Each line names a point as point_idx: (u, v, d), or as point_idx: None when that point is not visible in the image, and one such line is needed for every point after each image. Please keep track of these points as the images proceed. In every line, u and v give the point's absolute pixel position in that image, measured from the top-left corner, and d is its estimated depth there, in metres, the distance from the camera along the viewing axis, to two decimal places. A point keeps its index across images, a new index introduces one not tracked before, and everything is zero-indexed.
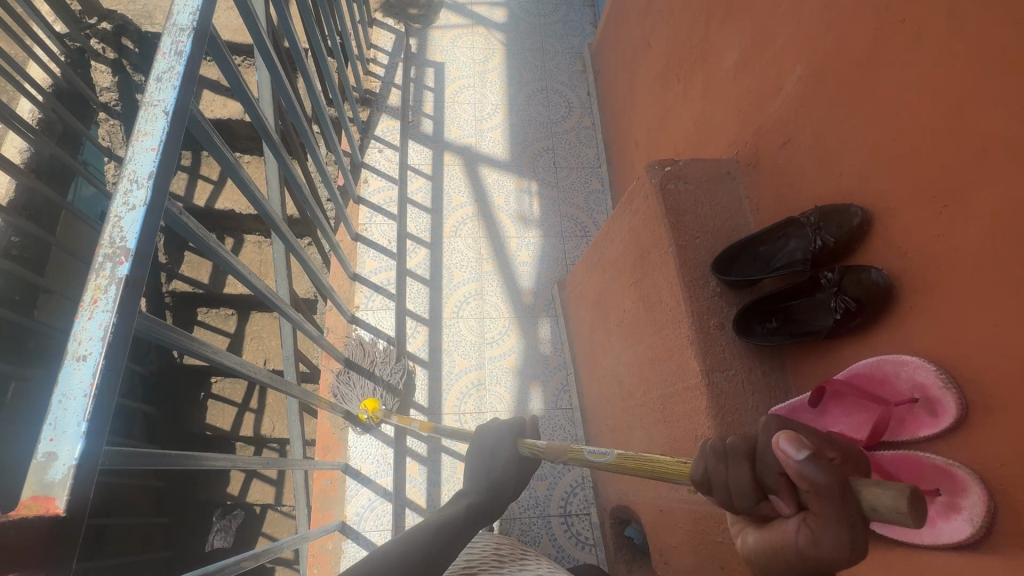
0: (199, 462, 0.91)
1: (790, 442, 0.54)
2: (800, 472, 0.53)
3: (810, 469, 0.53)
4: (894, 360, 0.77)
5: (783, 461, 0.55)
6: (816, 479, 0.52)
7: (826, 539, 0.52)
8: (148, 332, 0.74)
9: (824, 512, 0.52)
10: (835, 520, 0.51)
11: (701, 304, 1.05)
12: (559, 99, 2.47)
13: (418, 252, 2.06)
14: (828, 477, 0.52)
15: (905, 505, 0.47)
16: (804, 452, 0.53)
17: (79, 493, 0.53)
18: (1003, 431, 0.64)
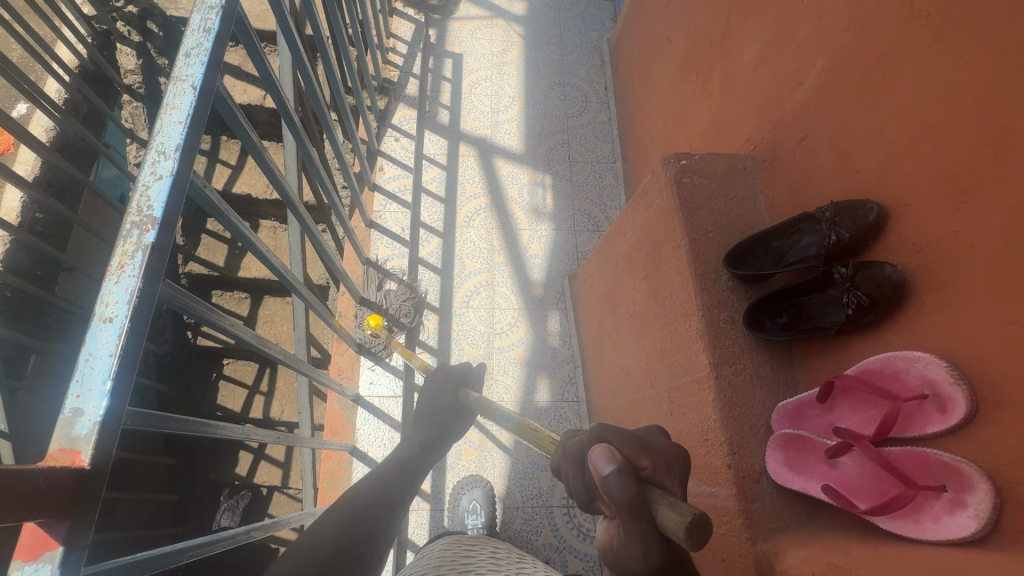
0: (214, 431, 0.94)
1: (604, 456, 0.67)
2: (604, 481, 0.67)
3: (615, 480, 0.66)
4: (904, 357, 0.76)
5: (596, 473, 0.68)
6: (617, 488, 0.66)
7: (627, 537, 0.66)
8: (171, 300, 0.76)
9: (624, 517, 0.66)
10: (632, 525, 0.66)
11: (712, 298, 1.05)
12: (576, 93, 2.47)
13: (430, 241, 2.08)
14: (626, 487, 0.65)
15: (682, 523, 0.58)
16: (612, 464, 0.66)
17: (103, 448, 0.55)
18: (1013, 429, 0.63)
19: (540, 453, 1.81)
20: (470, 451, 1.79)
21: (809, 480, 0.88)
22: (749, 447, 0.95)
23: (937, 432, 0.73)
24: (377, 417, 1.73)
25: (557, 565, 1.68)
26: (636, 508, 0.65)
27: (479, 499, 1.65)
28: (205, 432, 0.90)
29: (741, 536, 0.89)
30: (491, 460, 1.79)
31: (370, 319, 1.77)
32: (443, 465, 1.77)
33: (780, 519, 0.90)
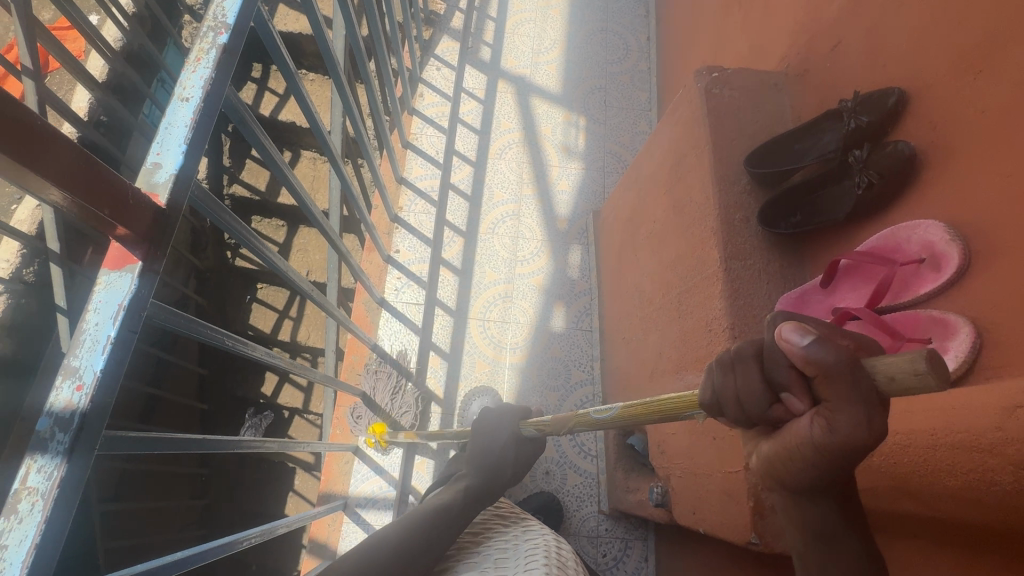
0: (264, 256, 1.05)
1: (791, 327, 0.48)
2: (807, 357, 0.47)
3: (819, 353, 0.47)
4: (906, 226, 0.80)
5: (789, 350, 0.48)
6: (824, 362, 0.46)
7: (839, 420, 0.47)
8: (234, 113, 0.87)
9: (832, 395, 0.47)
10: (850, 405, 0.46)
11: (729, 197, 1.09)
12: (618, 41, 2.48)
13: (463, 169, 2.15)
14: (834, 354, 0.46)
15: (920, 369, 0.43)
16: (809, 335, 0.47)
17: (176, 199, 0.64)
18: (998, 274, 0.67)
19: (550, 374, 1.88)
20: (484, 365, 1.87)
21: None
22: (751, 332, 0.99)
23: (930, 293, 0.76)
24: (400, 319, 1.86)
25: (556, 480, 1.76)
26: (856, 376, 0.45)
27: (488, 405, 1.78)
28: (263, 252, 1.03)
29: None
30: (502, 374, 1.87)
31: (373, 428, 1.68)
32: (456, 375, 1.85)
33: None
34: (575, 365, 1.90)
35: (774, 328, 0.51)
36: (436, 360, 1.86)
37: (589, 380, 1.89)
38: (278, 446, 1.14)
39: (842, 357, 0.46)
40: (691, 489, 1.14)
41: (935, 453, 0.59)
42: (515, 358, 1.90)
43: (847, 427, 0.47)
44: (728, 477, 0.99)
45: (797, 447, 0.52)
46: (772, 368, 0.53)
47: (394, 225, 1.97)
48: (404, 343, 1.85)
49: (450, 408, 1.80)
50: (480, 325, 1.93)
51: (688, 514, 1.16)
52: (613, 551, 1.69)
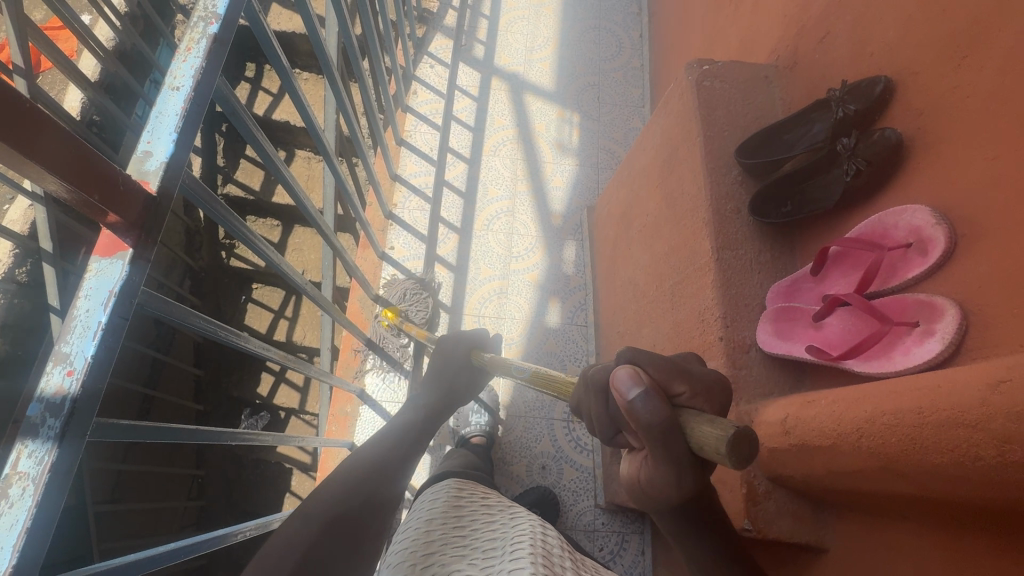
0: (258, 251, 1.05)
1: (626, 375, 0.57)
2: (632, 407, 0.56)
3: (644, 406, 0.55)
4: (893, 212, 0.81)
5: (619, 399, 0.57)
6: (646, 418, 0.55)
7: (656, 470, 0.58)
8: (226, 104, 0.87)
9: (654, 447, 0.56)
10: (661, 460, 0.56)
11: (721, 187, 1.10)
12: (611, 38, 2.49)
13: (457, 166, 2.15)
14: (655, 413, 0.55)
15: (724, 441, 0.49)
16: (638, 386, 0.56)
17: (167, 186, 0.65)
18: (984, 257, 0.68)
19: (545, 370, 1.88)
20: None
21: (794, 344, 0.94)
22: (743, 321, 1.01)
23: (917, 277, 0.77)
24: (394, 315, 1.86)
25: (553, 474, 1.76)
26: (669, 438, 0.54)
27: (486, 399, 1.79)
28: (257, 247, 1.03)
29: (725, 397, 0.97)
30: None
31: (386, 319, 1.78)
32: None
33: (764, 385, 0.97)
34: (570, 361, 1.91)
35: (615, 372, 0.59)
36: None
37: None
38: (274, 440, 1.13)
39: (658, 417, 0.55)
40: None
41: (921, 433, 0.60)
42: (511, 354, 1.90)
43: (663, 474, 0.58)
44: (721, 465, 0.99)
45: (632, 480, 0.64)
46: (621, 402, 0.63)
47: (388, 222, 1.97)
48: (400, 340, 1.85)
49: None
50: (475, 321, 1.94)
51: None
52: (611, 544, 1.69)
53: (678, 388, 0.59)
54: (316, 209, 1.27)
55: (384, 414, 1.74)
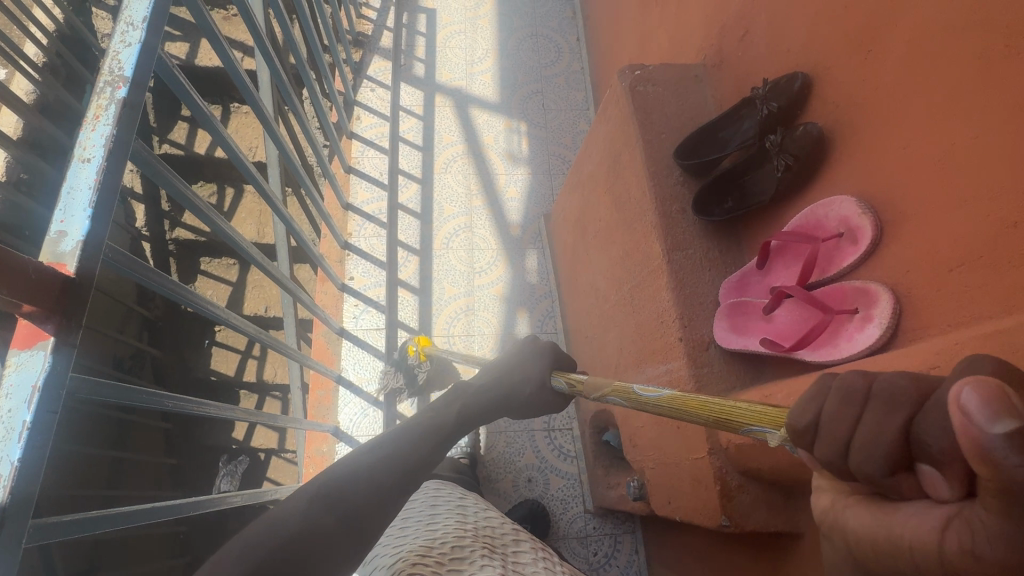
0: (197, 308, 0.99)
1: (982, 396, 0.36)
2: (981, 442, 0.36)
3: (1002, 449, 0.35)
4: (823, 204, 0.84)
5: (955, 424, 0.37)
6: (1005, 465, 0.35)
7: (978, 537, 0.38)
8: (149, 167, 0.83)
9: (997, 506, 0.36)
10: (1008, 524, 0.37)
11: (664, 190, 1.12)
12: (549, 45, 2.52)
13: (409, 188, 2.14)
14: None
15: None
16: (1005, 417, 0.35)
17: (86, 266, 0.62)
18: (908, 241, 0.71)
19: None
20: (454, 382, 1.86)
21: (749, 338, 0.96)
22: (699, 320, 1.03)
23: (852, 265, 0.80)
24: (361, 347, 1.82)
25: (539, 485, 1.76)
26: None
27: None
28: (200, 306, 0.98)
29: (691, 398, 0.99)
30: None
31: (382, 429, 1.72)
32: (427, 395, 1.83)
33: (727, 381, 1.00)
34: None
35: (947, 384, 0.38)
36: None
37: None
38: (246, 500, 1.09)
39: None
40: (663, 478, 1.16)
41: None
42: None
43: (994, 550, 0.37)
44: (695, 463, 1.01)
45: (905, 541, 0.44)
46: (917, 426, 0.43)
47: (346, 252, 1.94)
48: (370, 371, 1.81)
49: None
50: (445, 341, 1.92)
51: (664, 504, 1.18)
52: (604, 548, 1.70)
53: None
54: (260, 255, 1.21)
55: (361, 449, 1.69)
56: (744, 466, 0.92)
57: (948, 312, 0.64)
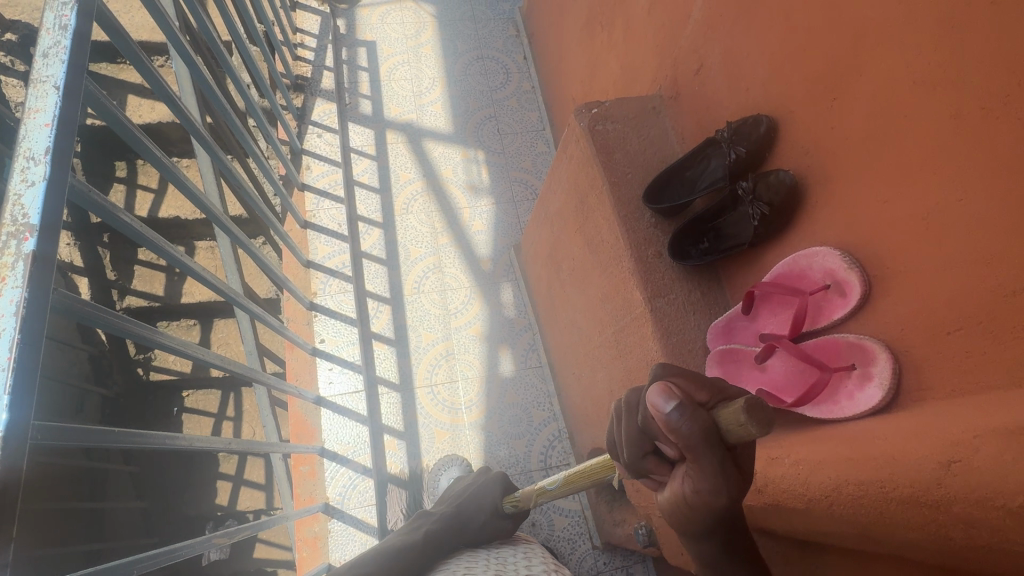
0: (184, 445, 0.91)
1: (658, 393, 0.53)
2: (669, 423, 0.52)
3: (680, 420, 0.52)
4: (806, 254, 0.81)
5: (656, 417, 0.53)
6: (683, 430, 0.52)
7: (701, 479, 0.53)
8: (91, 319, 0.75)
9: (697, 455, 0.52)
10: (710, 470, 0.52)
11: (637, 235, 1.09)
12: (496, 67, 2.46)
13: (371, 233, 2.06)
14: (692, 424, 0.51)
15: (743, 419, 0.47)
16: (672, 401, 0.52)
17: (10, 463, 0.53)
18: (900, 297, 0.69)
19: (512, 423, 1.83)
20: (443, 433, 1.79)
21: None
22: (691, 369, 1.00)
23: (843, 317, 0.78)
24: (342, 414, 1.73)
25: (544, 527, 1.72)
26: (706, 440, 0.51)
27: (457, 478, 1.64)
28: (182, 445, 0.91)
29: None
30: (464, 437, 1.79)
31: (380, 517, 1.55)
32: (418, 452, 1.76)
33: None
34: (535, 407, 1.86)
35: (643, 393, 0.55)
36: (392, 442, 1.75)
37: (552, 417, 1.85)
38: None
39: (696, 426, 0.51)
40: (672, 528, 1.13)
41: (888, 506, 0.59)
42: (472, 417, 1.83)
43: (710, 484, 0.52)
44: None
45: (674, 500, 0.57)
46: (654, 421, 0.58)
47: (313, 313, 1.85)
48: (354, 439, 1.71)
49: None
50: (428, 390, 1.85)
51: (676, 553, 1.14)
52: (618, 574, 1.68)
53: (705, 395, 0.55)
54: (216, 356, 1.12)
55: (354, 520, 1.62)
56: (756, 524, 0.89)
57: (951, 376, 0.62)
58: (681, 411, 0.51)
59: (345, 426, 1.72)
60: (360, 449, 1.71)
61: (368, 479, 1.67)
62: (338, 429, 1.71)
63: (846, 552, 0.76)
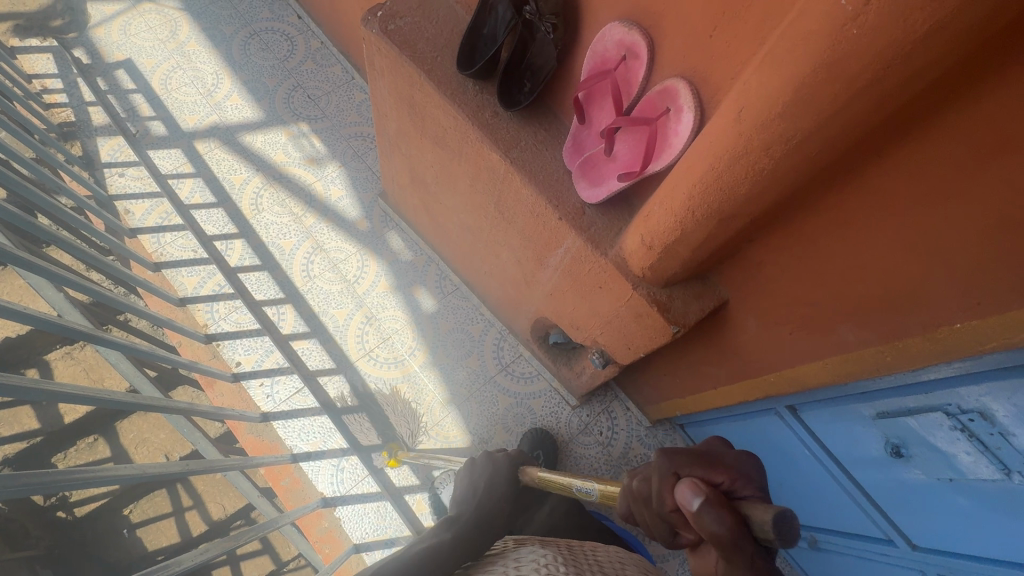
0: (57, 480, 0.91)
1: (687, 492, 0.56)
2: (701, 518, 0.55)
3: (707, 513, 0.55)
4: (598, 39, 0.93)
5: (685, 510, 0.57)
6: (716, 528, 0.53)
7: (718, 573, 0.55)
8: None
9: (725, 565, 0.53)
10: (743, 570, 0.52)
11: (470, 106, 1.17)
12: (275, 37, 2.30)
13: (234, 246, 1.95)
14: (720, 523, 0.53)
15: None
16: (697, 496, 0.56)
17: None
18: (672, 33, 0.84)
19: (456, 346, 1.89)
20: (401, 387, 1.82)
21: (609, 183, 1.04)
22: (566, 193, 1.13)
23: (645, 75, 0.90)
24: (294, 418, 1.74)
25: (527, 416, 1.83)
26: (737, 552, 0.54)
27: (457, 492, 1.63)
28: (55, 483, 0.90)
29: (597, 257, 1.09)
30: (422, 380, 1.84)
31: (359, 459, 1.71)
32: (385, 415, 1.78)
33: (614, 226, 1.11)
34: (471, 324, 1.92)
35: (674, 487, 0.58)
36: (359, 419, 1.76)
37: (488, 324, 1.93)
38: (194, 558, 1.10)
39: (723, 521, 0.53)
40: (615, 335, 1.28)
41: (722, 181, 0.75)
42: (420, 359, 1.87)
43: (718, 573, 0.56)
44: (631, 305, 1.13)
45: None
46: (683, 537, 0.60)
47: (215, 344, 1.80)
48: (319, 431, 1.73)
49: (403, 441, 1.75)
50: (366, 357, 1.85)
51: (627, 353, 1.30)
52: (557, 394, 1.86)
53: (719, 476, 0.59)
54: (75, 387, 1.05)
55: (358, 496, 1.67)
56: (664, 280, 1.05)
57: (726, 69, 0.77)
58: (710, 512, 0.54)
59: (301, 428, 1.73)
60: (329, 436, 1.73)
61: (352, 457, 1.71)
62: (300, 430, 1.72)
63: (727, 245, 0.94)
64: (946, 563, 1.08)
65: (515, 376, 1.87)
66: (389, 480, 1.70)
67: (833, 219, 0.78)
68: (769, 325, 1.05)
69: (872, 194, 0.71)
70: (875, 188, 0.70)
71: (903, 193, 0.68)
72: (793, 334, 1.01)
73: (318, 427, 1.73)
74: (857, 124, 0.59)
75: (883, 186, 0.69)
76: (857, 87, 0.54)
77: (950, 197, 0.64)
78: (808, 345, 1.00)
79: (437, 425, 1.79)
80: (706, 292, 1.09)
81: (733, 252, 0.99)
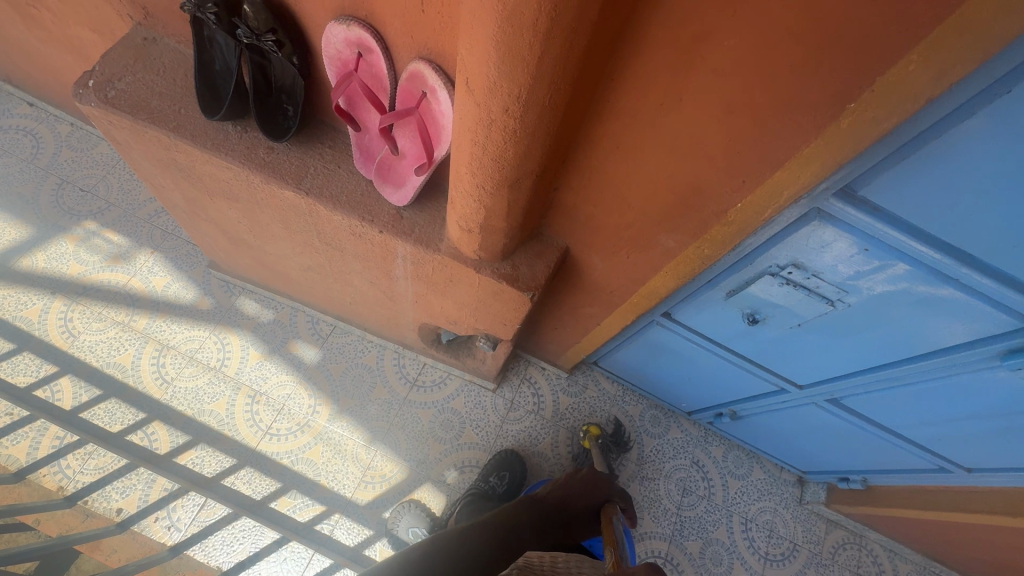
0: None
1: None
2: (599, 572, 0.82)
3: None
4: (326, 41, 0.86)
5: None
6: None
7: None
8: None
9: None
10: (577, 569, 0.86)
11: (237, 150, 1.05)
12: (8, 137, 1.94)
13: (61, 387, 1.67)
14: None
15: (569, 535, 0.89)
16: None
17: None
18: (389, 20, 0.79)
19: (356, 383, 1.79)
20: (316, 449, 1.70)
21: (411, 179, 1.00)
22: (376, 204, 1.07)
23: (388, 65, 0.85)
24: (211, 534, 1.57)
25: (454, 419, 1.80)
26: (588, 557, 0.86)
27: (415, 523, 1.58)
28: None
29: (432, 255, 1.06)
30: (336, 432, 1.73)
31: (301, 542, 1.58)
32: (311, 484, 1.66)
33: (435, 220, 1.07)
34: (364, 356, 1.83)
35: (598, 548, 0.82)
36: (285, 501, 1.63)
37: (380, 349, 1.85)
38: None
39: None
40: (488, 317, 1.26)
41: (491, 152, 0.73)
42: (325, 412, 1.75)
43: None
44: (485, 287, 1.10)
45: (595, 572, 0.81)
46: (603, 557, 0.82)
47: (84, 502, 1.56)
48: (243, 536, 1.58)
49: (339, 501, 1.65)
50: (265, 436, 1.70)
51: (507, 328, 1.29)
52: (473, 386, 1.84)
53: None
54: None
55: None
56: (501, 253, 1.04)
57: (452, 41, 0.74)
58: None
59: (224, 539, 1.57)
60: (258, 535, 1.59)
61: (292, 543, 1.58)
62: (222, 543, 1.56)
63: (539, 201, 0.94)
64: (829, 388, 1.28)
65: (428, 386, 1.82)
66: (341, 545, 1.60)
67: (610, 147, 0.79)
68: (610, 256, 1.08)
69: (627, 116, 0.72)
70: (625, 110, 0.72)
71: (647, 107, 0.70)
72: (631, 257, 1.05)
73: (241, 531, 1.58)
74: (569, 62, 0.58)
75: (631, 106, 0.71)
76: (543, 31, 0.53)
77: (682, 96, 0.66)
78: (647, 262, 1.04)
79: (369, 468, 1.70)
80: (546, 247, 1.10)
81: (549, 206, 0.99)
